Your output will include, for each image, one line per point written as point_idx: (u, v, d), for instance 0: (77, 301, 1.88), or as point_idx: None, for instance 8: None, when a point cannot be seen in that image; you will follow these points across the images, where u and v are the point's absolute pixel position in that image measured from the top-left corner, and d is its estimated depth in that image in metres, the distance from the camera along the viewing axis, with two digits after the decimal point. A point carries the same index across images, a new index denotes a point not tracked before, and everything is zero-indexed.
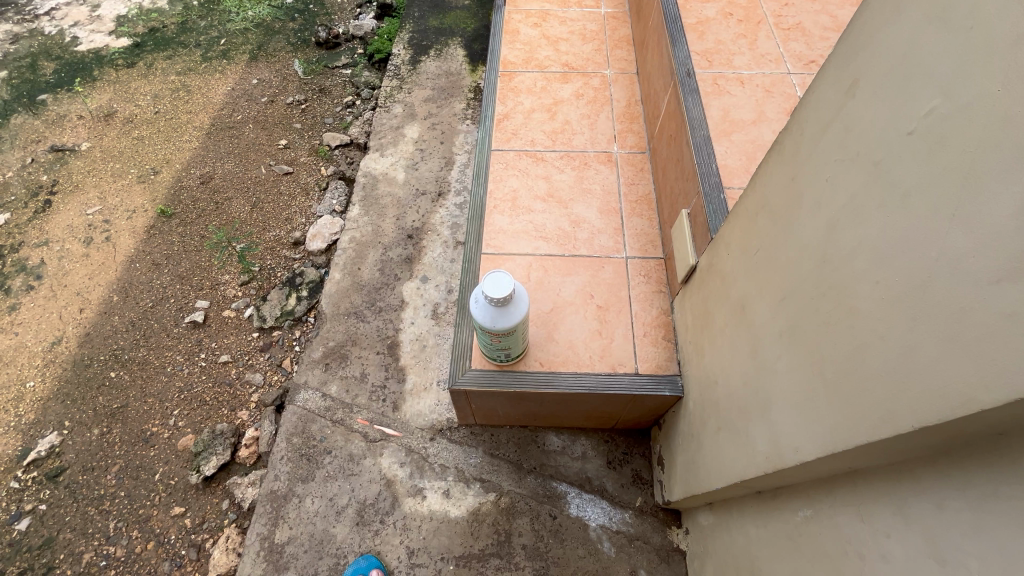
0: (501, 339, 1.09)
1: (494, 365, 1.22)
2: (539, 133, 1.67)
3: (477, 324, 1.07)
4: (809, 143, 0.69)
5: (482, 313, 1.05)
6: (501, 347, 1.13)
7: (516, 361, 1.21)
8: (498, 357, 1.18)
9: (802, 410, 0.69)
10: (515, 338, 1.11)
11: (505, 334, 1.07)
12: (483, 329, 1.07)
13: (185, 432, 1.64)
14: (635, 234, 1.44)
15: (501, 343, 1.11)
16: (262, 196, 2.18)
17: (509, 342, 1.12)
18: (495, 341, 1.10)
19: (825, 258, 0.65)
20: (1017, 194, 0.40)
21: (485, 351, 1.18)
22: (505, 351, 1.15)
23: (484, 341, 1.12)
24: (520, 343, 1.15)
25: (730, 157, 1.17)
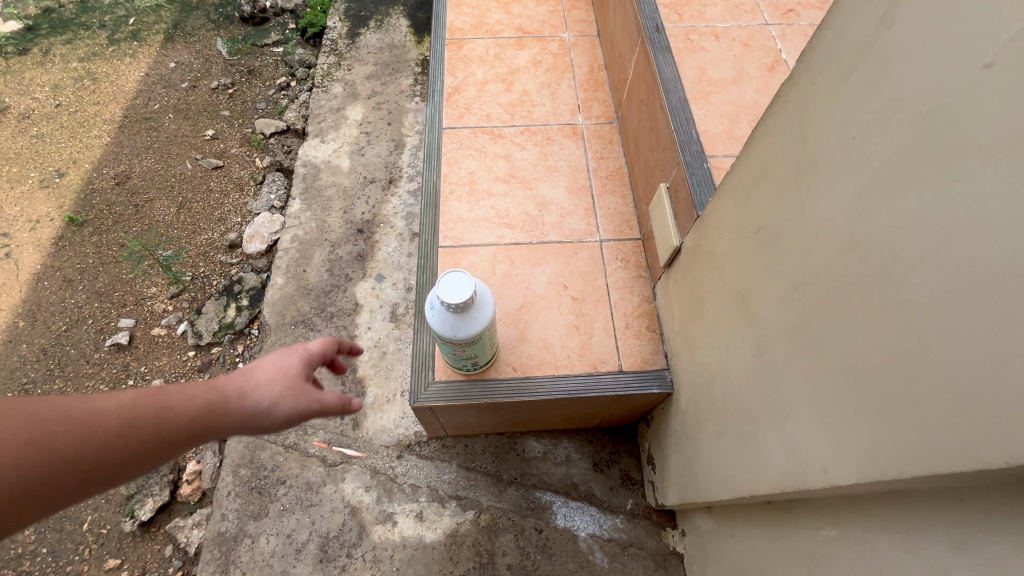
0: (467, 346, 0.93)
1: (458, 373, 1.07)
2: (495, 107, 1.50)
3: (436, 332, 0.91)
4: (824, 96, 0.56)
5: (439, 321, 0.90)
6: (468, 355, 0.98)
7: (485, 368, 1.07)
8: (464, 366, 1.04)
9: (825, 423, 0.57)
10: (484, 343, 0.96)
11: (473, 341, 0.92)
12: (444, 337, 0.91)
13: None
14: (608, 214, 1.30)
15: (467, 350, 0.95)
16: (189, 195, 1.94)
17: (479, 349, 0.97)
18: (458, 351, 0.95)
19: (852, 240, 0.52)
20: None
21: (448, 360, 1.03)
22: (474, 360, 1.00)
23: (446, 350, 0.97)
24: (490, 348, 1.01)
25: (710, 121, 1.04)
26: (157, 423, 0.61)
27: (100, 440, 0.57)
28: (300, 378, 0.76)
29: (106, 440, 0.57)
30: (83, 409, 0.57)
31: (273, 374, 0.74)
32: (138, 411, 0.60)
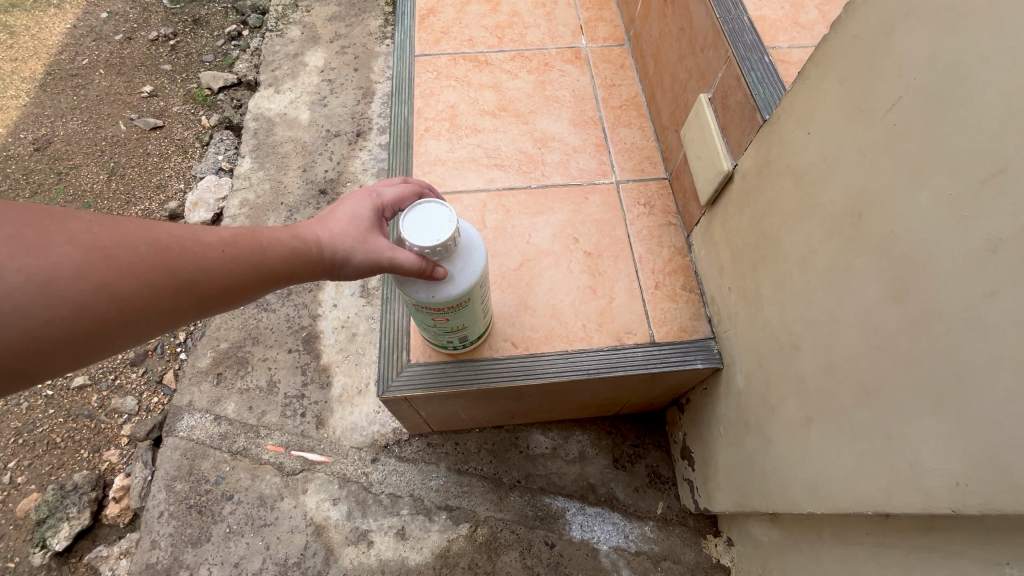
0: (455, 314, 0.69)
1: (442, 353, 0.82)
2: (479, 30, 1.22)
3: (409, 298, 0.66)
4: None
5: (409, 281, 0.64)
6: (456, 326, 0.73)
7: (477, 345, 0.82)
8: (451, 345, 0.78)
9: None
10: (476, 307, 0.72)
11: (462, 304, 0.68)
12: (421, 302, 0.65)
13: (27, 491, 1.17)
14: (624, 151, 1.04)
15: (454, 319, 0.70)
16: (122, 160, 1.65)
17: (469, 317, 0.72)
18: (440, 321, 0.70)
19: None
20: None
21: (426, 337, 0.78)
22: (464, 334, 0.75)
23: (424, 322, 0.72)
24: (484, 315, 0.76)
25: (766, 6, 0.78)
26: (255, 261, 0.55)
27: (216, 275, 0.52)
28: (377, 232, 0.62)
29: (222, 273, 0.52)
30: (191, 240, 0.51)
31: (347, 226, 0.61)
32: (240, 248, 0.54)
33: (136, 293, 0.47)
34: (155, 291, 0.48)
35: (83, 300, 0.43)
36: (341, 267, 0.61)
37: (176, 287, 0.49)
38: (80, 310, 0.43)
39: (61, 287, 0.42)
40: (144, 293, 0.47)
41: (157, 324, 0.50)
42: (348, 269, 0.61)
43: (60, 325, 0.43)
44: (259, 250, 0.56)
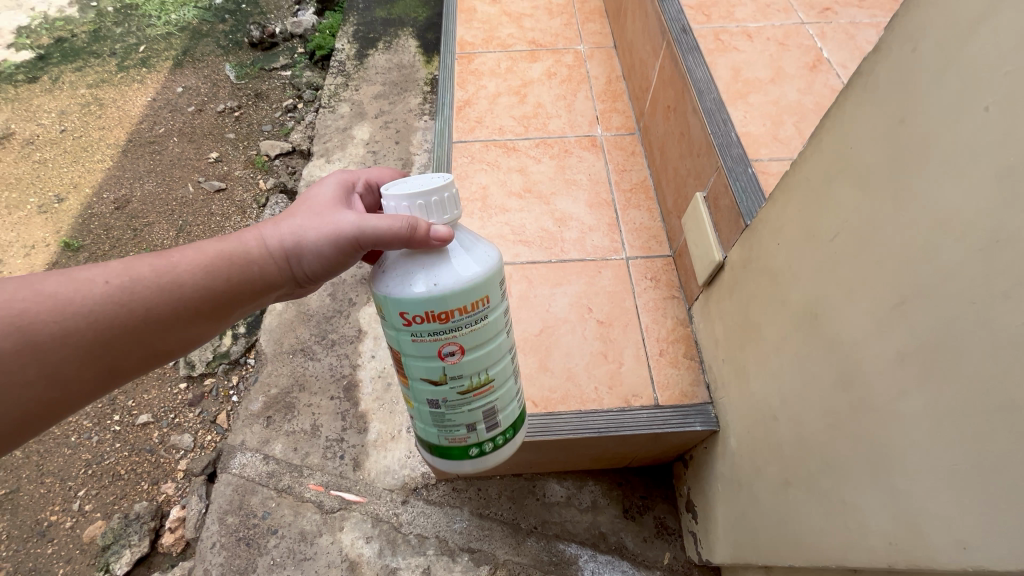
0: (473, 328, 0.56)
1: (469, 459, 0.65)
2: (508, 120, 1.41)
3: (413, 314, 0.54)
4: (934, 65, 0.45)
5: (411, 290, 0.53)
6: (476, 365, 0.59)
7: (515, 431, 0.68)
8: (471, 427, 0.62)
9: (964, 482, 0.43)
10: (499, 331, 0.60)
11: (481, 309, 0.55)
12: (428, 314, 0.54)
13: (93, 519, 1.30)
14: (634, 230, 1.18)
15: (467, 346, 0.57)
16: (189, 218, 1.87)
17: (492, 346, 0.59)
18: (451, 352, 0.57)
19: (998, 240, 0.40)
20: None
21: (439, 417, 0.61)
22: (488, 381, 0.61)
23: (435, 369, 0.58)
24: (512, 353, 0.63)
25: (751, 123, 0.93)
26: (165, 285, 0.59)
27: (96, 315, 0.55)
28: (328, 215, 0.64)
29: (101, 310, 0.55)
30: (63, 285, 0.54)
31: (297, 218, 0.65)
32: (143, 277, 0.58)
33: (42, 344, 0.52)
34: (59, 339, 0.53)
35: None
36: (294, 259, 0.65)
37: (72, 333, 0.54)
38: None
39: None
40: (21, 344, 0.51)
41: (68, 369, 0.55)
42: (304, 258, 0.65)
43: None
44: (157, 276, 0.59)
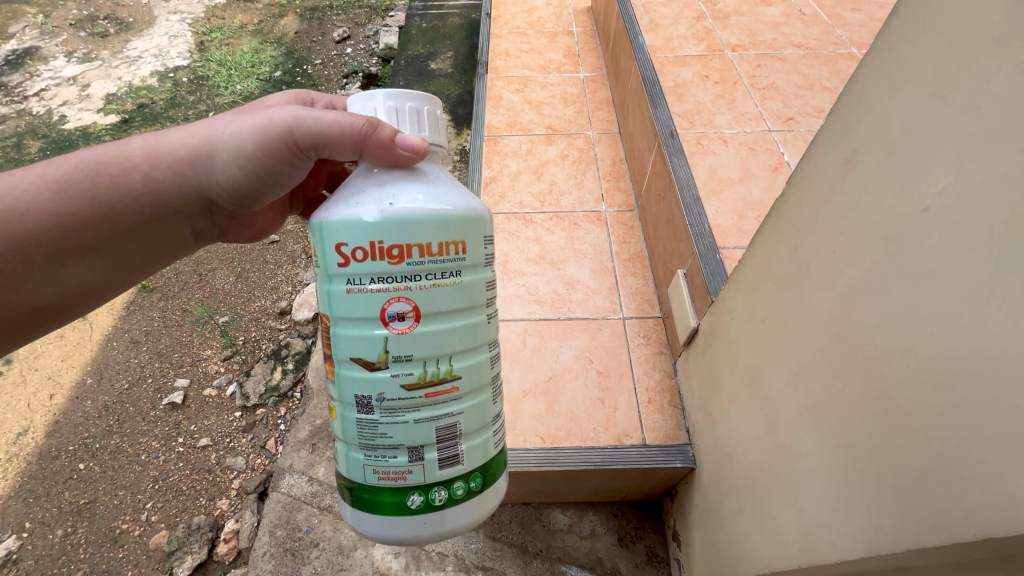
0: (421, 282, 0.61)
1: (415, 513, 0.64)
2: (527, 195, 1.67)
3: (357, 247, 0.60)
4: (809, 213, 0.67)
5: (358, 219, 0.60)
6: (424, 347, 0.63)
7: (475, 479, 0.67)
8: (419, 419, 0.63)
9: (832, 499, 0.62)
10: (453, 317, 0.65)
11: (431, 255, 0.61)
12: (375, 246, 0.60)
13: (158, 528, 1.50)
14: (631, 294, 1.41)
15: (418, 304, 0.61)
16: (247, 266, 2.15)
17: (444, 329, 0.64)
18: (400, 308, 0.61)
19: (841, 336, 0.60)
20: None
21: (380, 435, 0.63)
22: (445, 380, 0.64)
23: (378, 345, 0.62)
24: (474, 359, 0.67)
25: (722, 216, 1.16)
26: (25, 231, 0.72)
27: None
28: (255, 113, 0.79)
29: None
30: None
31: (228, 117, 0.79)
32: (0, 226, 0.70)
33: None
34: None
35: None
36: (209, 151, 0.80)
37: None
38: None
39: None
40: None
41: None
42: (221, 146, 0.79)
43: None
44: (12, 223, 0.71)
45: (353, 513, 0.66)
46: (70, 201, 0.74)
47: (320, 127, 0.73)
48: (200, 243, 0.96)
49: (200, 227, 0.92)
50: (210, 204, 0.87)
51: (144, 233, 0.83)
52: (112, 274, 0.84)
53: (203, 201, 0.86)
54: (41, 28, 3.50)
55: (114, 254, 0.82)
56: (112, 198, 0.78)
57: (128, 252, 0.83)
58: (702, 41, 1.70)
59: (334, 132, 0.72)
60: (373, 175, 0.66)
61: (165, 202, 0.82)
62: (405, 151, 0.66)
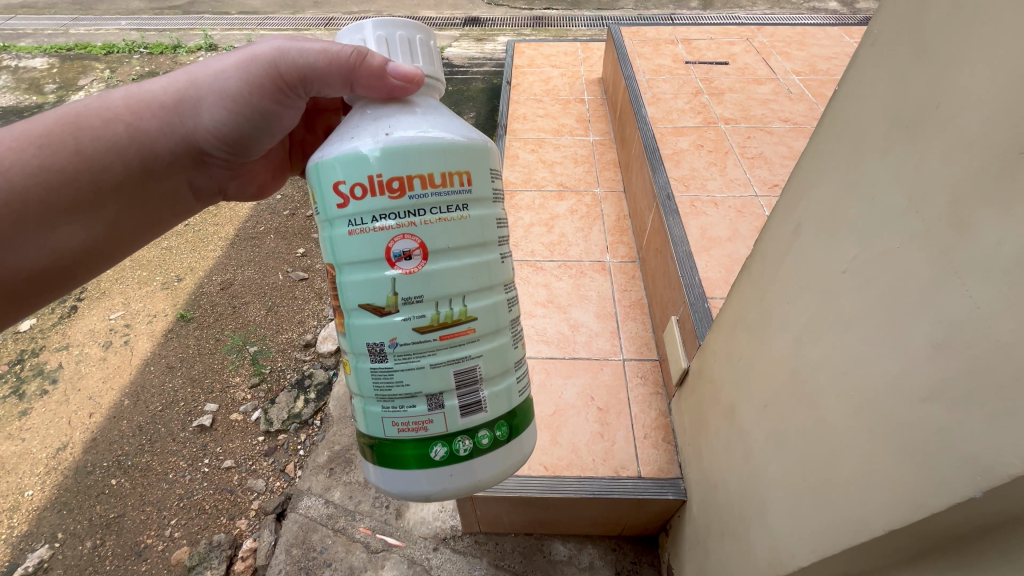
0: (426, 219, 0.65)
1: (440, 465, 0.70)
2: (538, 245, 1.84)
3: (357, 184, 0.64)
4: (772, 271, 0.81)
5: (356, 152, 0.64)
6: (431, 289, 0.67)
7: (492, 426, 0.72)
8: (429, 358, 0.68)
9: (791, 514, 0.72)
10: (461, 255, 0.69)
11: (433, 187, 0.65)
12: (376, 180, 0.63)
13: (180, 544, 1.59)
14: (630, 338, 1.54)
15: (424, 244, 0.66)
16: (277, 300, 2.32)
17: (452, 266, 0.68)
18: (405, 242, 0.65)
19: (796, 372, 0.72)
20: (936, 319, 0.47)
21: (396, 384, 0.68)
22: (455, 322, 0.68)
23: (386, 290, 0.66)
24: (482, 298, 0.71)
25: (711, 270, 1.31)
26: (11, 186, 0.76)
27: None
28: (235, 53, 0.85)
29: None
30: None
31: (208, 60, 0.85)
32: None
33: None
34: None
35: None
36: (198, 97, 0.86)
37: None
38: None
39: None
40: None
41: None
42: (209, 90, 0.85)
43: None
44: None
45: (378, 467, 0.72)
46: (57, 156, 0.79)
47: (306, 59, 0.79)
48: (196, 198, 1.01)
49: (196, 179, 0.97)
50: (204, 156, 0.93)
51: (135, 186, 0.89)
52: (106, 231, 0.89)
53: (197, 150, 0.91)
54: (107, 82, 3.90)
55: (103, 210, 0.86)
56: (99, 151, 0.83)
57: (120, 209, 0.88)
58: (698, 114, 1.91)
59: (326, 64, 0.76)
60: (371, 108, 0.70)
61: (156, 151, 0.87)
62: (398, 80, 0.70)
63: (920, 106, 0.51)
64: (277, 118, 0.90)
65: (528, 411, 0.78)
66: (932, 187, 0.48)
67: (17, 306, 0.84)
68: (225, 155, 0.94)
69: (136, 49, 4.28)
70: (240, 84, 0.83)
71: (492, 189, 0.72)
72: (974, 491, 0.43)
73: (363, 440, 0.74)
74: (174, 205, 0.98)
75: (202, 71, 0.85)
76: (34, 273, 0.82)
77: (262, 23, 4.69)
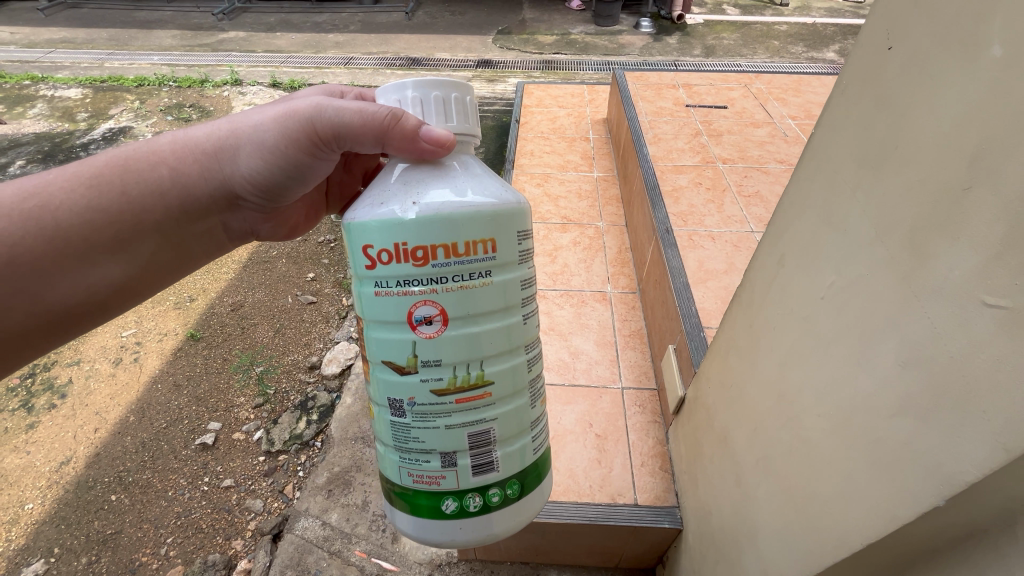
0: (447, 290, 0.69)
1: (450, 518, 0.74)
2: (541, 274, 1.90)
3: (384, 250, 0.68)
4: (759, 300, 0.85)
5: (387, 221, 0.68)
6: (450, 355, 0.71)
7: (504, 486, 0.76)
8: (445, 420, 0.72)
9: (778, 536, 0.74)
10: (481, 320, 0.72)
11: (456, 256, 0.68)
12: (402, 249, 0.68)
13: (175, 563, 1.59)
14: (629, 366, 1.57)
15: (444, 315, 0.69)
16: (285, 323, 2.37)
17: (471, 331, 0.71)
18: (427, 312, 0.69)
19: (783, 395, 0.75)
20: (900, 340, 0.51)
21: (413, 439, 0.73)
22: (474, 387, 0.72)
23: (408, 352, 0.71)
24: (501, 361, 0.74)
25: (707, 301, 1.35)
26: (57, 224, 0.84)
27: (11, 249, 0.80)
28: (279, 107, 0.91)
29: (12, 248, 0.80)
30: None
31: (254, 112, 0.92)
32: (37, 218, 0.82)
33: None
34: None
35: None
36: (238, 146, 0.92)
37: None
38: None
39: None
40: None
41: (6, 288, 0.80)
42: (249, 140, 0.91)
43: None
44: (48, 215, 0.83)
45: (398, 512, 0.78)
46: (102, 197, 0.87)
47: (341, 118, 0.83)
48: (230, 239, 1.07)
49: (231, 222, 1.03)
50: (239, 200, 0.99)
51: (172, 227, 0.95)
52: (140, 270, 0.95)
53: (233, 194, 0.98)
54: (136, 112, 4.11)
55: (138, 249, 0.93)
56: (141, 193, 0.90)
57: (155, 250, 0.95)
58: (697, 154, 1.99)
59: (359, 123, 0.81)
60: (405, 170, 0.74)
61: (194, 194, 0.94)
62: (429, 144, 0.73)
63: (884, 146, 0.56)
64: (311, 168, 0.95)
65: (540, 468, 0.81)
66: (895, 218, 0.53)
67: (48, 338, 0.89)
68: (258, 199, 1.01)
69: (165, 82, 4.51)
70: (277, 137, 0.89)
71: (518, 252, 0.74)
72: (938, 500, 0.46)
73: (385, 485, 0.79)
74: (208, 247, 1.04)
75: (243, 122, 0.92)
76: (65, 307, 0.88)
77: (285, 61, 4.95)
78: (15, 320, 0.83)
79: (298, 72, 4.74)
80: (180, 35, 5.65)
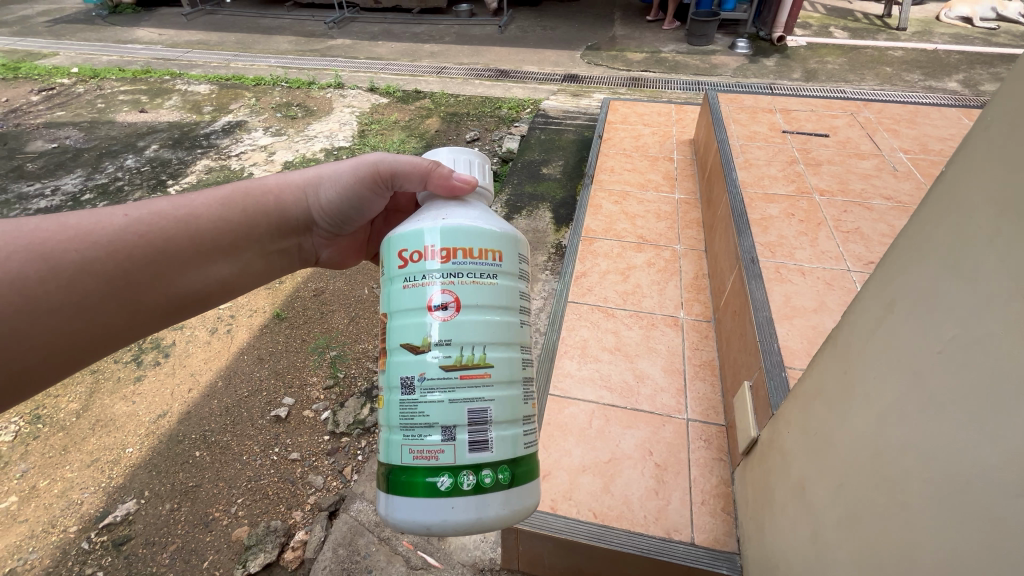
0: (462, 282, 0.73)
1: (442, 497, 0.69)
2: (612, 292, 1.87)
3: (415, 252, 0.75)
4: (857, 346, 0.79)
5: (414, 236, 0.76)
6: (460, 335, 0.72)
7: (499, 471, 0.71)
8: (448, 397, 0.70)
9: None
10: (490, 313, 0.74)
11: (473, 259, 0.74)
12: (429, 250, 0.74)
13: (242, 523, 1.72)
14: (696, 398, 1.51)
15: (458, 300, 0.72)
16: (360, 312, 2.51)
17: (478, 320, 0.73)
18: (443, 299, 0.72)
19: (877, 451, 0.69)
20: None
21: (418, 414, 0.71)
22: (479, 366, 0.72)
23: (424, 333, 0.72)
24: (502, 349, 0.75)
25: (792, 339, 1.27)
26: (190, 219, 0.92)
27: (155, 235, 0.87)
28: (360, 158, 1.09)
29: (158, 236, 0.87)
30: (125, 221, 0.84)
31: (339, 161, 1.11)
32: (177, 214, 0.90)
33: (132, 260, 0.84)
34: (134, 254, 0.84)
35: (111, 271, 0.81)
36: (322, 182, 1.10)
37: (145, 248, 0.85)
38: (120, 275, 0.82)
39: (93, 267, 0.79)
40: (126, 258, 0.83)
41: (144, 269, 0.85)
42: (330, 179, 1.09)
43: (93, 281, 0.79)
44: (186, 213, 0.91)
45: (390, 497, 0.72)
46: (229, 208, 0.98)
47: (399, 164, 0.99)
48: (300, 262, 1.17)
49: (306, 246, 1.14)
50: (316, 226, 1.13)
51: (268, 243, 1.05)
52: (240, 273, 1.01)
53: (310, 220, 1.11)
54: (252, 108, 4.55)
55: (247, 257, 1.01)
56: (255, 211, 1.02)
57: (256, 256, 1.03)
58: (791, 183, 1.89)
59: (410, 168, 0.95)
60: (434, 204, 0.87)
61: (288, 217, 1.07)
62: (460, 182, 0.88)
63: None
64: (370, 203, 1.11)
65: (534, 465, 0.76)
66: None
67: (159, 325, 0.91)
68: (333, 226, 1.14)
69: (278, 83, 4.97)
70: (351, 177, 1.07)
71: (519, 267, 0.80)
72: None
73: (381, 469, 0.75)
74: (285, 266, 1.13)
75: (327, 167, 1.11)
76: (183, 297, 0.92)
77: (383, 68, 5.28)
78: (146, 301, 0.86)
79: (394, 79, 5.03)
80: (295, 41, 6.20)
